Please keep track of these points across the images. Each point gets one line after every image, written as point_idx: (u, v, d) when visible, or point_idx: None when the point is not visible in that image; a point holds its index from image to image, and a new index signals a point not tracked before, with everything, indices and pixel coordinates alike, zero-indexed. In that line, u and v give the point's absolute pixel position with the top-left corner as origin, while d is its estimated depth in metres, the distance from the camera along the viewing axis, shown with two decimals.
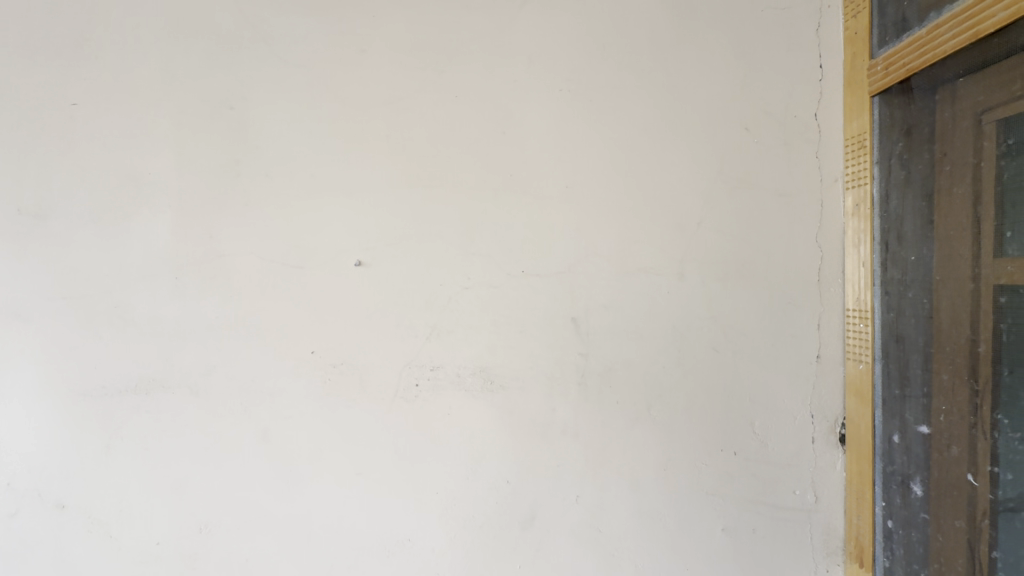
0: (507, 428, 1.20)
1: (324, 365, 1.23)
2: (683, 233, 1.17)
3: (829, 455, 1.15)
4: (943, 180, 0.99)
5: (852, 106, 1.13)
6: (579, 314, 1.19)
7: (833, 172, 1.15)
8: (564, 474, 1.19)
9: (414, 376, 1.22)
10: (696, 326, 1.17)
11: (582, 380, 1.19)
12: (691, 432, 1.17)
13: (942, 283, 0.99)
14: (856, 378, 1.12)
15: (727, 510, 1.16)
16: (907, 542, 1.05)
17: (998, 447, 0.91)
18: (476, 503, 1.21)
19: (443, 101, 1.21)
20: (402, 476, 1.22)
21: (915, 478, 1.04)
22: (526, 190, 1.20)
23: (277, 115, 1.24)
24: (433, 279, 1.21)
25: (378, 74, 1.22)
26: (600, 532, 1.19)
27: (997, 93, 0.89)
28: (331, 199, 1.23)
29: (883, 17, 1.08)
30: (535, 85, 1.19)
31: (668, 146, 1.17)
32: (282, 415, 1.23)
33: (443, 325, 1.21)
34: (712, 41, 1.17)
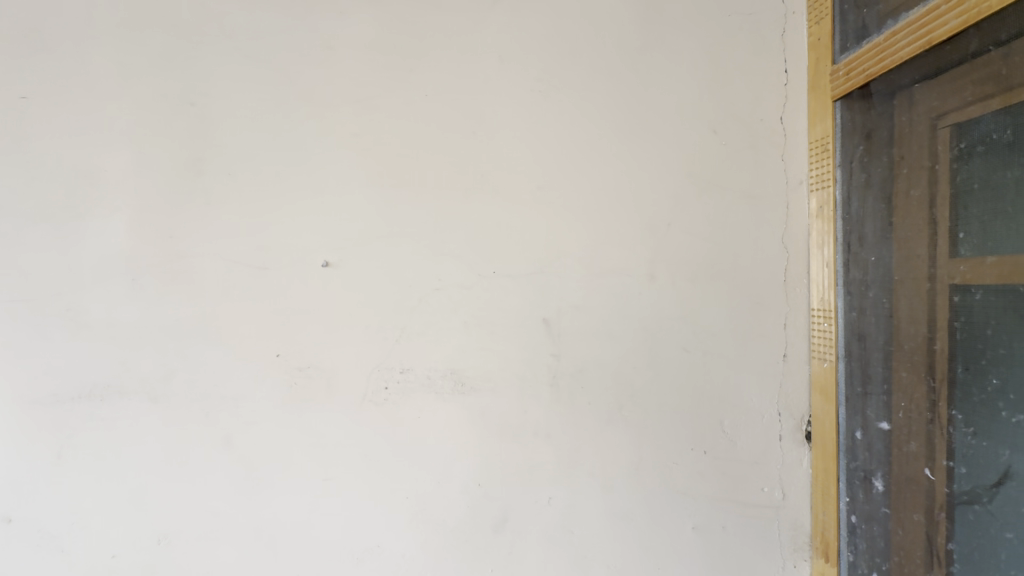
0: (479, 430, 1.19)
1: (290, 368, 1.20)
2: (653, 234, 1.18)
3: (796, 453, 1.17)
4: (901, 182, 1.00)
5: (816, 110, 1.15)
6: (550, 314, 1.18)
7: (798, 175, 1.17)
8: (536, 476, 1.18)
9: (384, 379, 1.20)
10: (666, 326, 1.17)
11: (553, 382, 1.18)
12: (661, 432, 1.17)
13: (900, 283, 1.00)
14: (821, 376, 1.14)
15: (697, 508, 1.17)
16: (870, 536, 1.07)
17: (953, 441, 0.92)
18: (448, 507, 1.19)
19: (413, 100, 1.20)
20: (371, 481, 1.20)
21: (876, 474, 1.06)
22: (498, 190, 1.19)
23: (241, 112, 1.21)
24: (403, 280, 1.19)
25: (346, 71, 1.20)
26: (572, 534, 1.18)
27: (950, 98, 0.90)
28: (298, 199, 1.20)
29: (844, 24, 1.10)
30: (505, 85, 1.19)
31: (638, 147, 1.18)
32: (246, 421, 1.20)
33: (413, 327, 1.19)
34: (680, 44, 1.18)
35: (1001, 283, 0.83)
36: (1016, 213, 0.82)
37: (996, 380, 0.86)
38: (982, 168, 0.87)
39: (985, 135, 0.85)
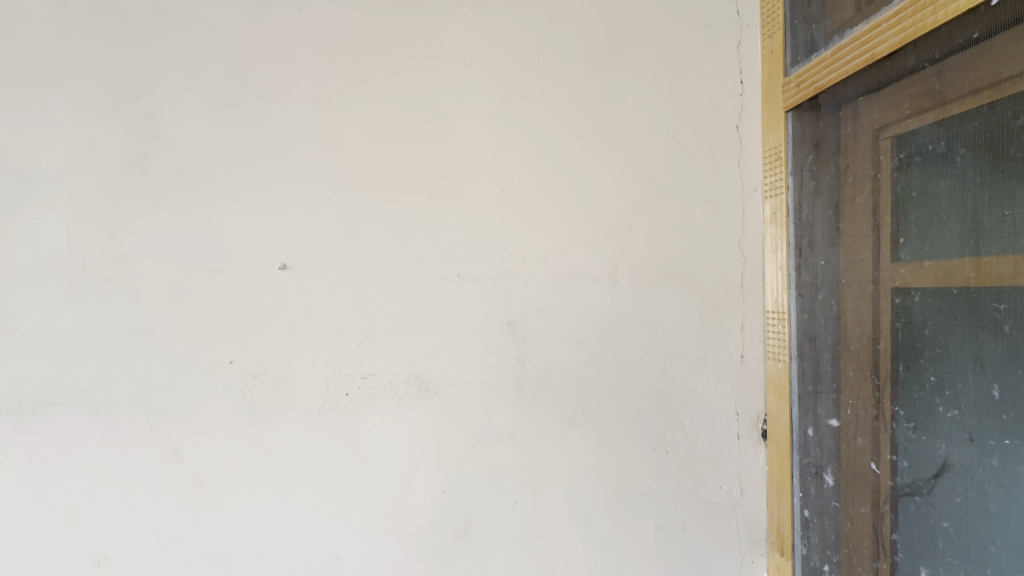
0: (442, 435, 1.17)
1: (243, 376, 1.15)
2: (616, 237, 1.19)
3: (753, 450, 1.20)
4: (847, 190, 1.04)
5: (769, 119, 1.19)
6: (515, 318, 1.18)
7: (754, 182, 1.21)
8: (500, 481, 1.17)
9: (344, 386, 1.16)
10: (628, 329, 1.19)
11: (518, 385, 1.18)
12: (625, 433, 1.19)
13: (847, 286, 1.04)
14: (776, 376, 1.17)
15: (659, 508, 1.19)
16: (822, 529, 1.10)
17: (896, 437, 0.94)
18: (410, 515, 1.17)
19: (376, 100, 1.18)
20: (329, 491, 1.16)
21: (826, 469, 1.09)
22: (461, 193, 1.18)
23: (193, 108, 1.16)
24: (364, 283, 1.17)
25: (304, 69, 1.17)
26: (537, 538, 1.18)
27: (891, 111, 0.94)
28: (253, 199, 1.15)
29: (795, 39, 1.15)
30: (469, 87, 1.18)
31: (601, 152, 1.20)
32: (195, 431, 1.14)
33: (374, 331, 1.17)
34: (641, 52, 1.21)
35: (939, 286, 0.86)
36: (950, 220, 0.85)
37: (933, 377, 0.88)
38: (919, 177, 0.90)
39: (921, 147, 0.89)
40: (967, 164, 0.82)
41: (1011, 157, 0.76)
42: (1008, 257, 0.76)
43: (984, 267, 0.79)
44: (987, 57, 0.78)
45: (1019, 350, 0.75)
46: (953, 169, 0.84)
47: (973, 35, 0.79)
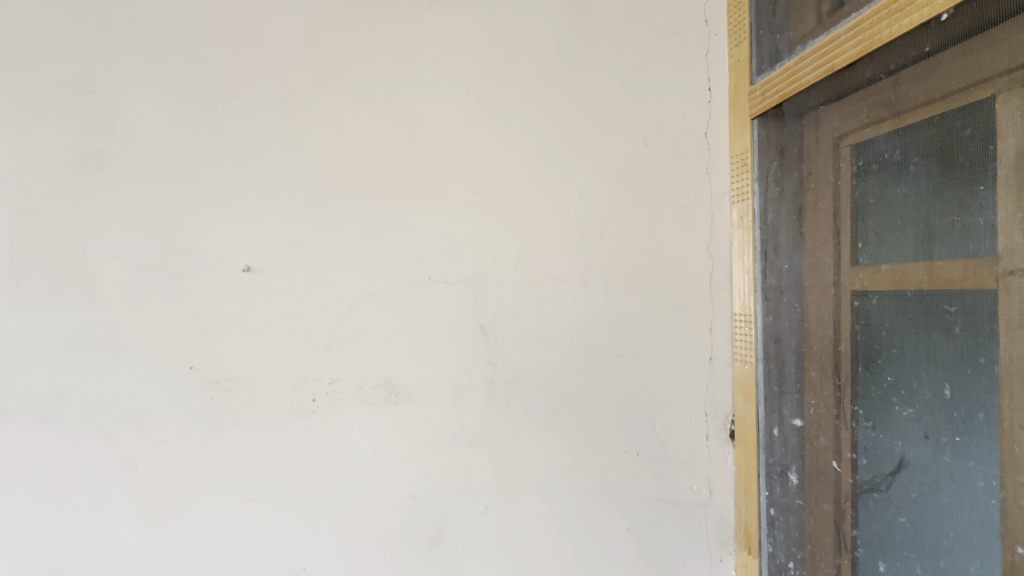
0: (413, 440, 1.15)
1: (204, 382, 1.11)
2: (588, 240, 1.20)
3: (721, 451, 1.22)
4: (809, 196, 1.07)
5: (736, 126, 1.22)
6: (487, 321, 1.17)
7: (721, 188, 1.24)
8: (472, 486, 1.16)
9: (311, 391, 1.13)
10: (600, 331, 1.20)
11: (490, 388, 1.17)
12: (597, 436, 1.19)
13: (809, 289, 1.06)
14: (743, 377, 1.19)
15: (630, 510, 1.20)
16: (787, 527, 1.13)
17: (856, 435, 0.97)
18: (380, 523, 1.14)
19: (345, 99, 1.16)
20: (296, 500, 1.13)
21: (791, 467, 1.11)
22: (432, 194, 1.17)
23: (152, 104, 1.12)
24: (333, 285, 1.14)
25: (271, 66, 1.14)
26: (509, 542, 1.17)
27: (850, 120, 0.97)
28: (216, 199, 1.12)
29: (760, 48, 1.18)
30: (441, 88, 1.17)
31: (572, 156, 1.20)
32: (153, 440, 1.10)
33: (343, 335, 1.14)
34: (613, 57, 1.22)
35: (894, 289, 0.89)
36: (904, 225, 0.87)
37: (890, 377, 0.91)
38: (876, 184, 0.93)
39: (878, 155, 0.93)
40: (920, 172, 0.85)
41: (960, 166, 0.79)
42: (958, 261, 0.79)
43: (936, 270, 0.82)
44: (937, 70, 0.81)
45: (968, 350, 0.78)
46: (907, 176, 0.87)
47: (925, 48, 0.82)
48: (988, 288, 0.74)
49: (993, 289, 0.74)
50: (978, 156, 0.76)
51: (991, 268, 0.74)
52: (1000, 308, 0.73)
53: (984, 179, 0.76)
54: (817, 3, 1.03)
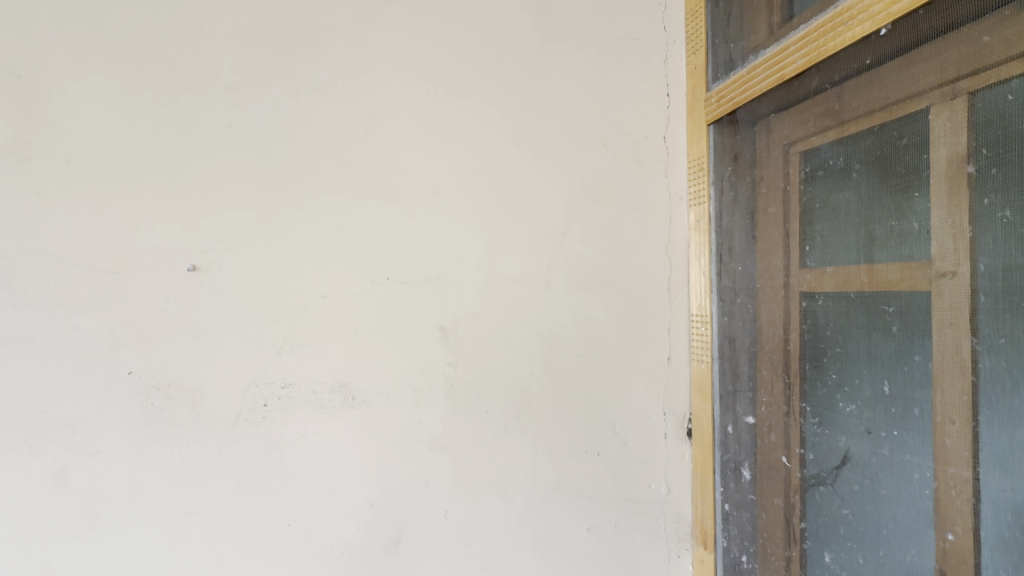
0: (370, 445, 1.12)
1: (144, 389, 1.06)
2: (549, 241, 1.20)
3: (678, 449, 1.25)
4: (761, 201, 1.11)
5: (693, 132, 1.24)
6: (447, 322, 1.15)
7: (679, 191, 1.26)
8: (431, 491, 1.14)
9: (261, 396, 1.09)
10: (561, 333, 1.20)
11: (450, 390, 1.15)
12: (558, 437, 1.19)
13: (762, 290, 1.10)
14: (699, 377, 1.22)
15: (590, 510, 1.20)
16: (740, 522, 1.15)
17: (804, 431, 1.00)
18: (335, 532, 1.11)
19: (300, 93, 1.12)
20: (244, 510, 1.08)
21: (744, 463, 1.14)
22: (391, 193, 1.14)
23: (86, 91, 1.05)
24: (286, 286, 1.10)
25: (219, 55, 1.09)
26: (469, 547, 1.16)
27: (798, 128, 1.01)
28: (158, 195, 1.07)
29: (715, 56, 1.20)
30: (401, 85, 1.15)
31: (533, 157, 1.20)
32: (83, 451, 1.03)
33: (297, 337, 1.10)
34: (573, 59, 1.22)
35: (838, 290, 0.92)
36: (848, 229, 0.91)
37: (834, 375, 0.94)
38: (822, 190, 0.97)
39: (824, 162, 0.96)
40: (861, 179, 0.88)
41: (898, 173, 0.82)
42: (896, 264, 0.82)
43: (877, 273, 0.85)
44: (877, 82, 0.85)
45: (905, 348, 0.81)
46: (850, 183, 0.90)
47: (866, 61, 0.86)
48: (922, 290, 0.78)
49: (927, 290, 0.77)
50: (914, 164, 0.80)
51: (926, 271, 0.77)
52: (933, 308, 0.76)
53: (919, 186, 0.79)
54: (768, 15, 1.07)
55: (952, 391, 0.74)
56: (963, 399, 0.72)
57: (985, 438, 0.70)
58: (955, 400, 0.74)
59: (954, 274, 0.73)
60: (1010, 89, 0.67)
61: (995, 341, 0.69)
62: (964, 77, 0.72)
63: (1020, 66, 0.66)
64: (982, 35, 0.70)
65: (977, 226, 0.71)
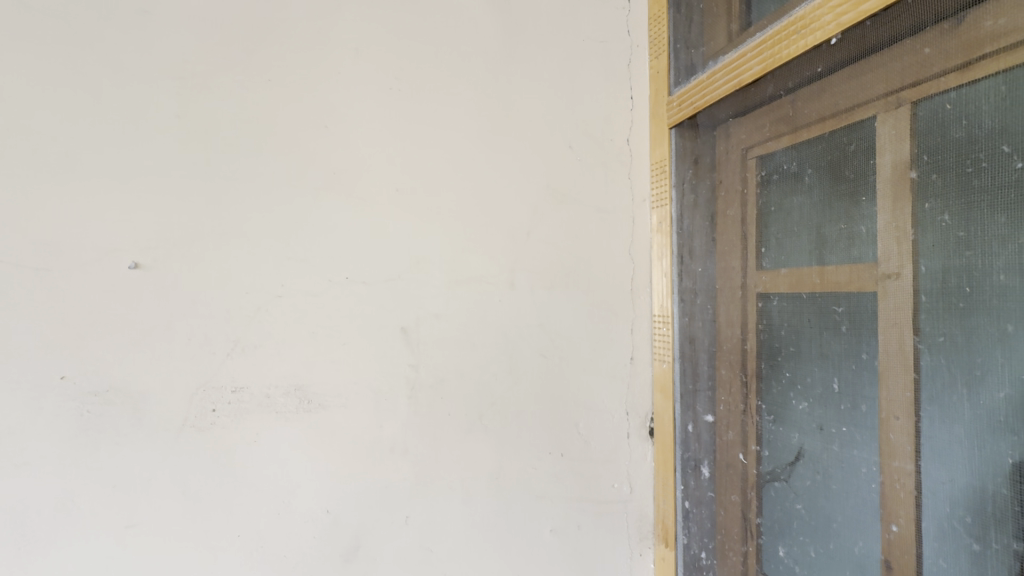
0: (327, 450, 1.08)
1: (80, 395, 0.99)
2: (513, 241, 1.19)
3: (641, 448, 1.26)
4: (720, 203, 1.13)
5: (655, 135, 1.26)
6: (409, 323, 1.13)
7: (642, 194, 1.28)
8: (392, 497, 1.11)
9: (210, 401, 1.04)
10: (525, 333, 1.19)
11: (411, 394, 1.13)
12: (521, 438, 1.18)
13: (721, 291, 1.12)
14: (661, 376, 1.23)
15: (554, 511, 1.20)
16: (700, 519, 1.17)
17: (760, 429, 1.03)
18: (289, 541, 1.07)
19: (254, 85, 1.07)
20: (191, 521, 1.03)
21: (704, 461, 1.16)
22: (350, 190, 1.11)
23: (18, 77, 0.99)
24: (238, 286, 1.06)
25: (167, 43, 1.04)
26: (431, 552, 1.13)
27: (755, 133, 1.04)
28: (97, 188, 1.01)
29: (677, 61, 1.22)
30: (363, 80, 1.12)
31: (497, 156, 1.19)
32: (11, 462, 0.97)
33: (249, 339, 1.06)
34: (538, 59, 1.22)
35: (792, 291, 0.95)
36: (801, 232, 0.94)
37: (787, 374, 0.97)
38: (777, 194, 0.99)
39: (778, 166, 0.99)
40: (813, 183, 0.91)
41: (847, 178, 0.85)
42: (844, 266, 0.85)
43: (827, 274, 0.88)
44: (828, 90, 0.88)
45: (853, 347, 0.84)
46: (803, 187, 0.93)
47: (818, 70, 0.89)
48: (868, 291, 0.81)
49: (873, 291, 0.80)
50: (862, 169, 0.82)
51: (872, 273, 0.80)
52: (878, 308, 0.79)
53: (866, 191, 0.82)
54: (727, 22, 1.09)
55: (895, 387, 0.76)
56: (905, 396, 0.75)
57: (925, 433, 0.73)
58: (898, 397, 0.76)
59: (898, 276, 0.76)
60: (949, 99, 0.70)
61: (935, 339, 0.72)
62: (907, 87, 0.75)
63: (957, 77, 0.69)
64: (924, 47, 0.73)
65: (918, 229, 0.74)
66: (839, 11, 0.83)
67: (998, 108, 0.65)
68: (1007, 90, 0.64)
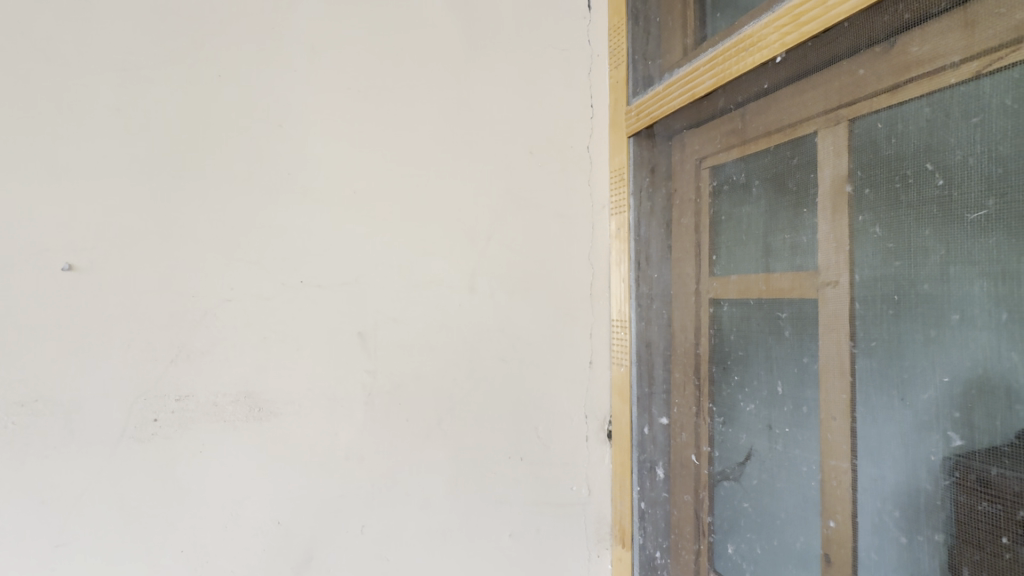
0: (278, 459, 1.05)
1: (7, 405, 0.94)
2: (473, 245, 1.19)
3: (599, 451, 1.28)
4: (675, 211, 1.16)
5: (614, 143, 1.28)
6: (366, 328, 1.11)
7: (601, 200, 1.30)
8: (346, 505, 1.09)
9: (151, 410, 0.99)
10: (485, 337, 1.19)
11: (368, 400, 1.10)
12: (480, 443, 1.18)
13: (676, 297, 1.15)
14: (619, 379, 1.25)
15: (513, 515, 1.20)
16: (655, 519, 1.20)
17: (712, 431, 1.06)
18: (237, 554, 1.03)
19: (202, 79, 1.04)
20: (128, 537, 0.98)
21: (659, 462, 1.19)
22: (305, 191, 1.08)
23: None
24: (184, 288, 1.01)
25: (109, 34, 1.00)
26: (387, 561, 1.11)
27: (708, 145, 1.07)
28: (31, 184, 0.96)
29: (635, 71, 1.24)
30: (320, 79, 1.10)
31: (457, 160, 1.19)
32: None
33: (194, 344, 1.01)
34: (498, 64, 1.23)
35: (741, 297, 0.99)
36: (749, 240, 0.97)
37: (736, 377, 1.00)
38: (727, 203, 1.03)
39: (728, 177, 1.03)
40: (760, 194, 0.95)
41: (791, 190, 0.89)
42: (788, 273, 0.89)
43: (772, 281, 0.92)
44: (774, 106, 0.92)
45: (796, 351, 0.88)
46: (751, 198, 0.97)
47: (765, 86, 0.93)
48: (810, 297, 0.85)
49: (814, 298, 0.84)
50: (804, 182, 0.87)
51: (814, 280, 0.84)
52: (819, 314, 0.83)
53: (808, 202, 0.86)
54: (682, 36, 1.12)
55: (833, 390, 0.80)
56: (843, 398, 0.79)
57: (861, 433, 0.77)
58: (836, 399, 0.80)
59: (836, 283, 0.81)
60: (881, 118, 0.75)
61: (868, 344, 0.76)
62: (844, 106, 0.80)
63: (888, 98, 0.74)
64: (858, 68, 0.78)
65: (854, 239, 0.78)
66: (783, 30, 0.87)
67: (923, 128, 0.69)
68: (931, 112, 0.68)
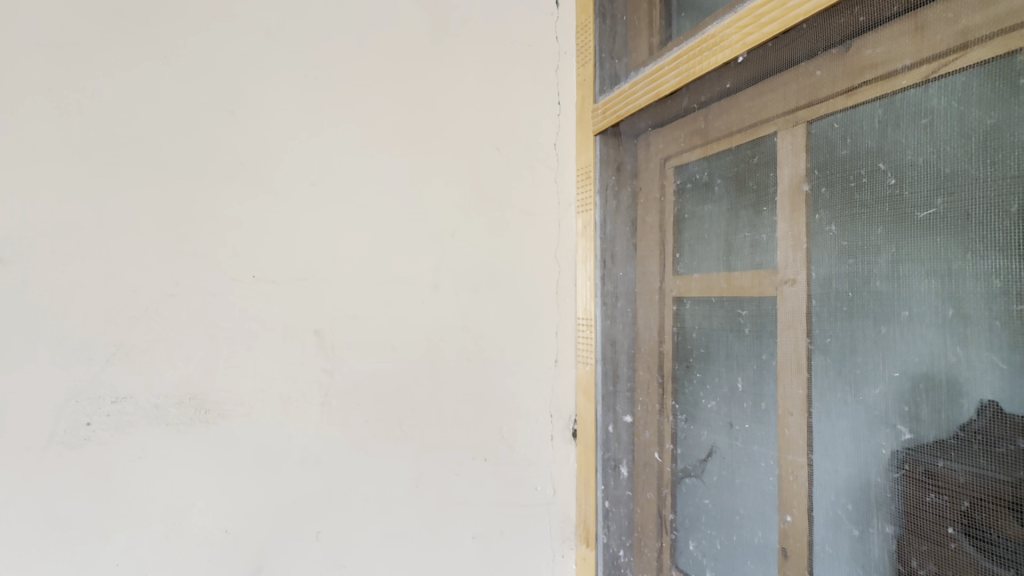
0: (227, 464, 0.99)
1: None
2: (437, 242, 1.16)
3: (563, 450, 1.27)
4: (640, 210, 1.17)
5: (581, 140, 1.28)
6: (323, 326, 1.06)
7: (568, 198, 1.29)
8: (300, 511, 1.04)
9: (84, 413, 0.92)
10: (448, 336, 1.16)
11: (325, 401, 1.06)
12: (442, 444, 1.15)
13: (640, 295, 1.15)
14: (584, 378, 1.25)
15: (476, 517, 1.18)
16: (618, 517, 1.19)
17: (675, 428, 1.06)
18: (179, 566, 0.96)
19: (145, 60, 0.97)
20: (56, 551, 0.91)
21: (623, 460, 1.19)
22: (259, 182, 1.03)
23: None
24: (123, 283, 0.95)
25: (39, 6, 0.92)
26: (343, 568, 1.07)
27: (672, 144, 1.08)
28: None
29: (603, 69, 1.24)
30: (276, 65, 1.05)
31: (421, 153, 1.15)
32: None
33: (133, 343, 0.95)
34: (464, 56, 1.20)
35: (703, 295, 1.00)
36: (711, 239, 0.98)
37: (698, 374, 1.01)
38: (691, 202, 1.03)
39: (692, 176, 1.03)
40: (722, 193, 0.96)
41: (751, 189, 0.90)
42: (749, 271, 0.90)
43: (733, 280, 0.93)
44: (736, 106, 0.93)
45: (755, 348, 0.89)
46: (713, 197, 0.98)
47: (727, 86, 0.94)
48: (769, 295, 0.86)
49: (773, 295, 0.85)
50: (763, 181, 0.88)
51: (773, 278, 0.85)
52: (778, 312, 0.84)
53: (767, 202, 0.87)
54: (648, 35, 1.13)
55: (791, 386, 0.82)
56: (799, 393, 0.80)
57: (816, 428, 0.78)
58: (793, 395, 0.81)
59: (793, 281, 0.82)
60: (836, 120, 0.76)
61: (824, 341, 0.77)
62: (802, 107, 0.81)
63: (843, 100, 0.75)
64: (816, 70, 0.79)
65: (811, 238, 0.80)
66: (745, 31, 0.88)
67: (877, 129, 0.71)
68: (884, 114, 0.70)
